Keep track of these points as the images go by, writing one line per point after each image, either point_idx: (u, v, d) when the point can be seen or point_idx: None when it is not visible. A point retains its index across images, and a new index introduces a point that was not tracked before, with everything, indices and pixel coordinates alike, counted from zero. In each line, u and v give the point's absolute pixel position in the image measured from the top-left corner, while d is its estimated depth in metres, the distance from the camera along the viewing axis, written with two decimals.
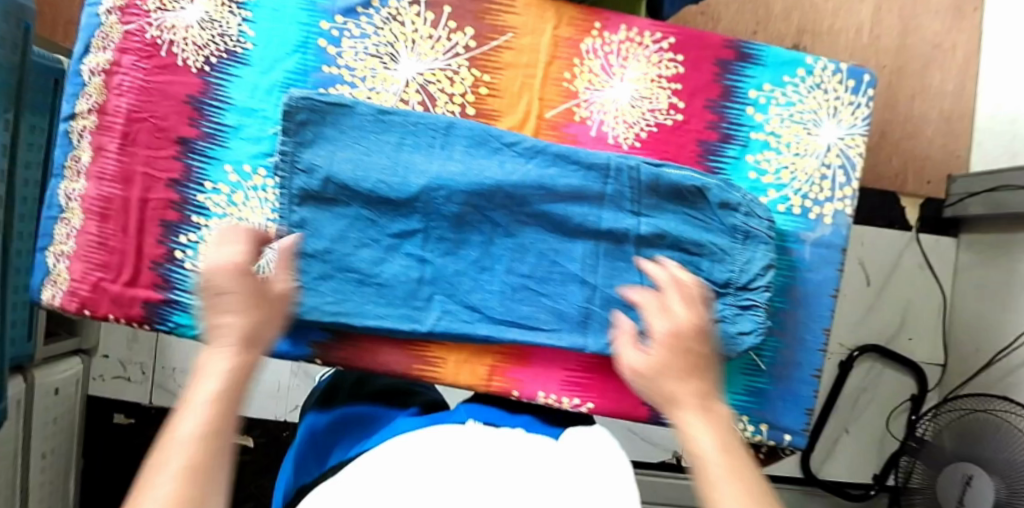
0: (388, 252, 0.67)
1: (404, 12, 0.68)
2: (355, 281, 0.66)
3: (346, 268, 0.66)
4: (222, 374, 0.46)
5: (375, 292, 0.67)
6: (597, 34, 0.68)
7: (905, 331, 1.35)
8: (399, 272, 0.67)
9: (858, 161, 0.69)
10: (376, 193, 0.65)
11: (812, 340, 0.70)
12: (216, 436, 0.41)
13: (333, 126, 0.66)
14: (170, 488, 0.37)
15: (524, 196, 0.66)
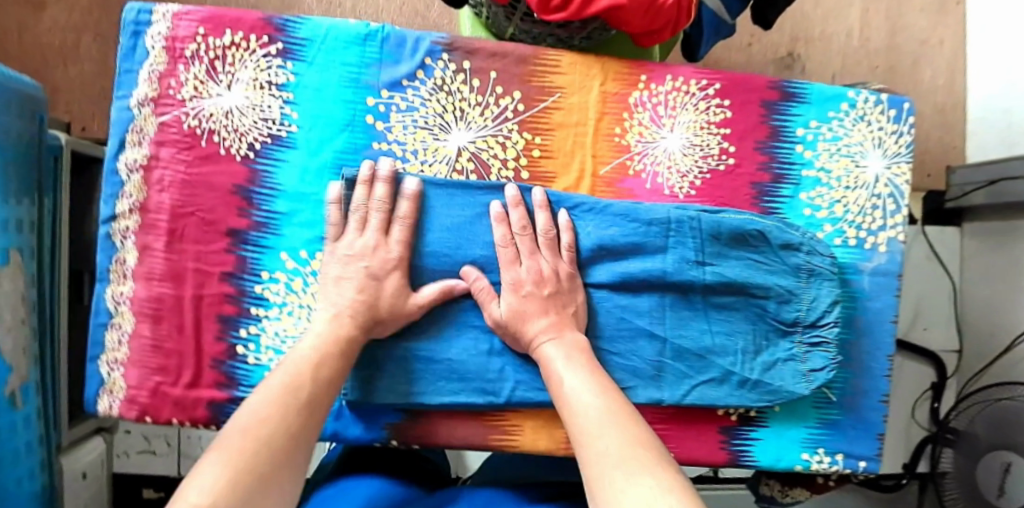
0: (456, 326, 0.66)
1: (450, 81, 0.67)
2: (424, 360, 0.65)
3: (415, 348, 0.65)
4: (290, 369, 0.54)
5: (447, 369, 0.65)
6: (644, 87, 0.69)
7: (920, 321, 1.36)
8: (469, 345, 0.66)
9: (906, 189, 0.71)
10: (441, 269, 0.64)
11: (878, 367, 0.71)
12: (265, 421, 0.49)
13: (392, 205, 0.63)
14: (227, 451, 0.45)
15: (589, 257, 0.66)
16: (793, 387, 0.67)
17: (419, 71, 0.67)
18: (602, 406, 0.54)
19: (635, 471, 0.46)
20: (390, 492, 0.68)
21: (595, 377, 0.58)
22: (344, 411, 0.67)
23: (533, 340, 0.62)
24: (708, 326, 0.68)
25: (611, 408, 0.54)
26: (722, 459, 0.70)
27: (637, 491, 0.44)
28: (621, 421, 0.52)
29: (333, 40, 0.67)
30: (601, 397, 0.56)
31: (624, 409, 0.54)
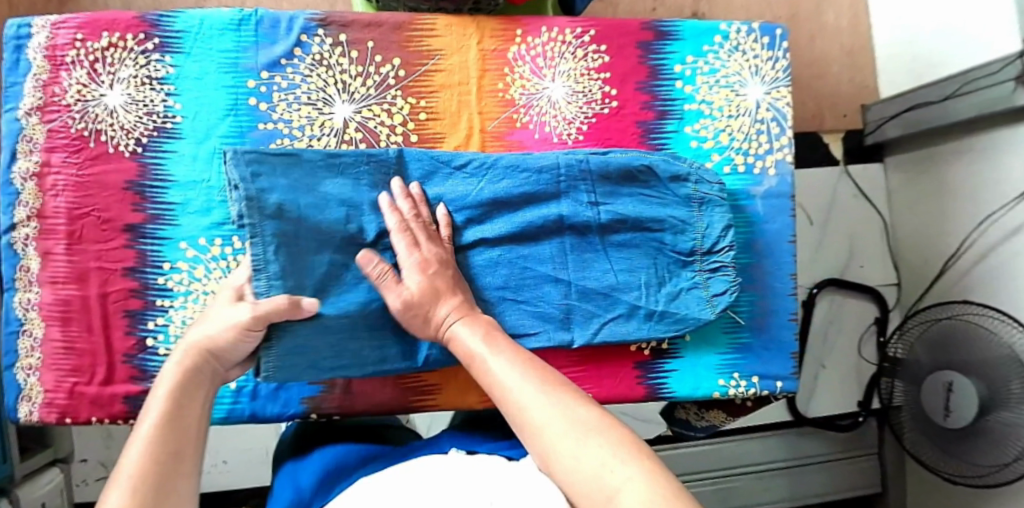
0: (372, 292, 0.65)
1: (329, 55, 0.68)
2: (348, 326, 0.64)
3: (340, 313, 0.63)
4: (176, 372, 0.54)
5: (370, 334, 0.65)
6: (521, 41, 0.71)
7: (855, 259, 1.39)
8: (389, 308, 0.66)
9: (787, 111, 0.74)
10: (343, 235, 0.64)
11: (782, 286, 0.73)
12: (171, 424, 0.51)
13: (287, 175, 0.63)
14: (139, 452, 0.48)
15: (485, 211, 0.67)
16: (690, 316, 0.69)
17: (296, 49, 0.68)
18: (523, 379, 0.54)
19: (581, 441, 0.48)
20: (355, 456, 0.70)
21: (504, 348, 0.58)
22: (259, 391, 0.67)
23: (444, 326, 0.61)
24: (609, 265, 0.69)
25: (534, 376, 0.54)
26: (638, 395, 0.71)
27: (585, 461, 0.47)
28: (551, 386, 0.53)
29: (208, 29, 0.69)
30: (518, 368, 0.55)
31: (545, 375, 0.54)
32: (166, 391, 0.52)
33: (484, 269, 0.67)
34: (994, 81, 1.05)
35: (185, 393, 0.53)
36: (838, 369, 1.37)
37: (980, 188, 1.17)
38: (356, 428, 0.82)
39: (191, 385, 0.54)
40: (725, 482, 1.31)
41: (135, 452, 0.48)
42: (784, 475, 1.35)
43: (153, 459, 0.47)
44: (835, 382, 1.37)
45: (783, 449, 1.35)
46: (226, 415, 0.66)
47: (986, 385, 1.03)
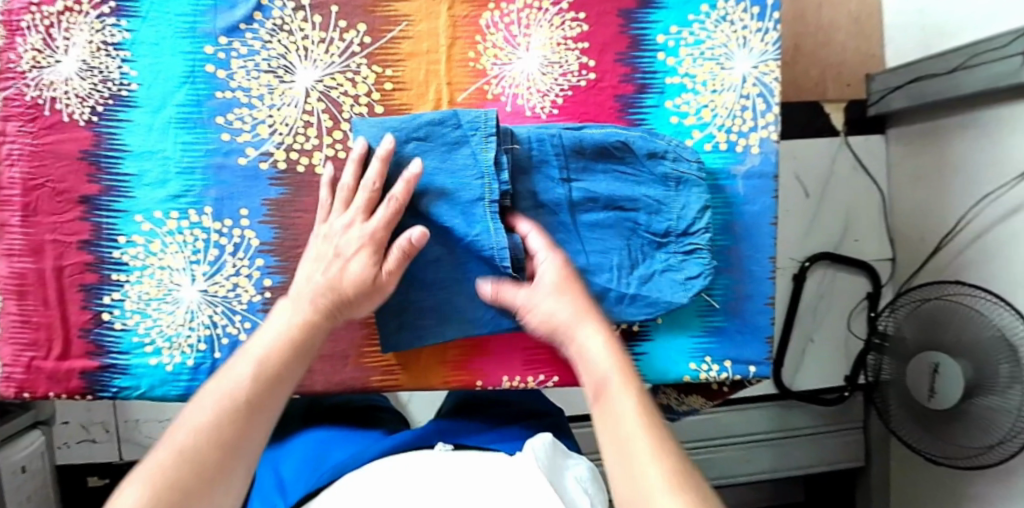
0: None
1: (290, 20, 0.64)
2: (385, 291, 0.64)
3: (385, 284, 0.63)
4: (298, 314, 0.54)
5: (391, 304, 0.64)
6: (495, 7, 0.67)
7: (849, 235, 1.36)
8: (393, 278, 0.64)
9: (775, 87, 0.69)
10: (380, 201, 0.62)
11: (759, 271, 0.71)
12: (284, 362, 0.51)
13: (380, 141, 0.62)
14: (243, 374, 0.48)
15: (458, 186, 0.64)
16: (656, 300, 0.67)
17: (256, 13, 0.64)
18: (636, 428, 0.44)
19: None
20: (328, 443, 0.70)
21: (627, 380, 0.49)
22: (217, 369, 0.65)
23: (560, 325, 0.55)
24: (582, 246, 0.67)
25: (654, 431, 0.44)
26: None
27: None
28: (661, 447, 0.42)
29: None
30: (632, 408, 0.46)
31: (663, 434, 0.44)
32: (269, 344, 0.51)
33: (455, 239, 0.62)
34: (1002, 55, 1.00)
35: (308, 337, 0.53)
36: (826, 346, 1.36)
37: (978, 166, 1.12)
38: (328, 407, 0.80)
39: (309, 334, 0.53)
40: (707, 455, 1.29)
41: (237, 372, 0.49)
42: (770, 448, 1.31)
43: (222, 414, 0.46)
44: (821, 358, 1.36)
45: (770, 422, 1.32)
46: (183, 392, 0.65)
47: (973, 367, 0.99)
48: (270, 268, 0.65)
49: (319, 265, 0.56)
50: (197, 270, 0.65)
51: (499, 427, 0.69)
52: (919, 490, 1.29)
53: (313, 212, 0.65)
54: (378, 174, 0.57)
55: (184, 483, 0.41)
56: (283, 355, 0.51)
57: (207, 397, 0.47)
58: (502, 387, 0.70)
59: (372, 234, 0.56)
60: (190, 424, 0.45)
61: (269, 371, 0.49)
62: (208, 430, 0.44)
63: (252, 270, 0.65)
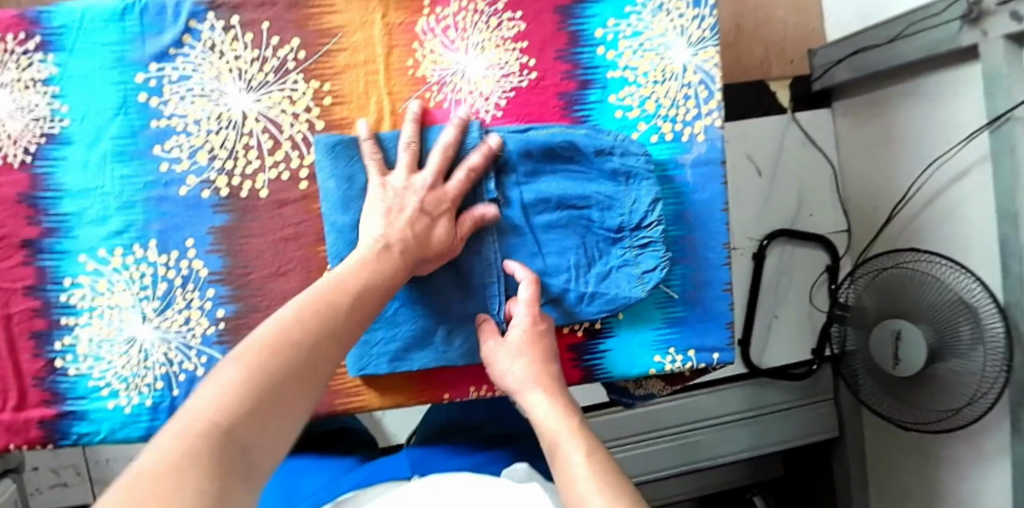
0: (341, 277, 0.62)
1: (221, 41, 0.63)
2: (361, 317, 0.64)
3: None
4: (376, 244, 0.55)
5: None
6: (429, 12, 0.66)
7: (804, 209, 1.38)
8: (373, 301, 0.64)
9: (716, 73, 0.70)
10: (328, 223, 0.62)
11: (715, 257, 0.72)
12: (364, 288, 0.52)
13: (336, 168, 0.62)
14: (329, 291, 0.50)
15: None
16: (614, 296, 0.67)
17: (185, 37, 0.63)
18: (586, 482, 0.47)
19: None
20: (300, 471, 0.69)
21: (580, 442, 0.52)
22: (177, 405, 0.64)
23: (516, 390, 0.58)
24: (539, 248, 0.67)
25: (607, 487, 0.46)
26: (574, 377, 0.69)
27: None
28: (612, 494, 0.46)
29: (90, 21, 0.62)
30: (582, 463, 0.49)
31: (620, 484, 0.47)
32: (351, 267, 0.53)
33: None
34: (940, 21, 1.02)
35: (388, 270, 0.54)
36: (791, 321, 1.38)
37: (925, 131, 1.15)
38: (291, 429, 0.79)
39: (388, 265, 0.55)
40: (686, 438, 1.31)
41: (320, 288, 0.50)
42: (748, 425, 1.34)
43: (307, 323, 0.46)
44: (788, 332, 1.38)
45: (746, 400, 1.34)
46: (145, 432, 0.63)
47: (934, 332, 1.01)
48: (221, 298, 0.64)
49: (393, 215, 0.57)
50: (149, 306, 0.63)
51: (460, 454, 0.71)
52: (896, 452, 1.32)
53: (262, 236, 0.64)
54: (454, 143, 0.62)
55: (277, 375, 0.41)
56: (361, 280, 0.52)
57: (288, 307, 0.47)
58: (469, 398, 0.69)
59: (450, 194, 0.60)
60: (275, 326, 0.45)
61: (347, 295, 0.50)
62: (296, 334, 0.45)
63: (203, 301, 0.64)
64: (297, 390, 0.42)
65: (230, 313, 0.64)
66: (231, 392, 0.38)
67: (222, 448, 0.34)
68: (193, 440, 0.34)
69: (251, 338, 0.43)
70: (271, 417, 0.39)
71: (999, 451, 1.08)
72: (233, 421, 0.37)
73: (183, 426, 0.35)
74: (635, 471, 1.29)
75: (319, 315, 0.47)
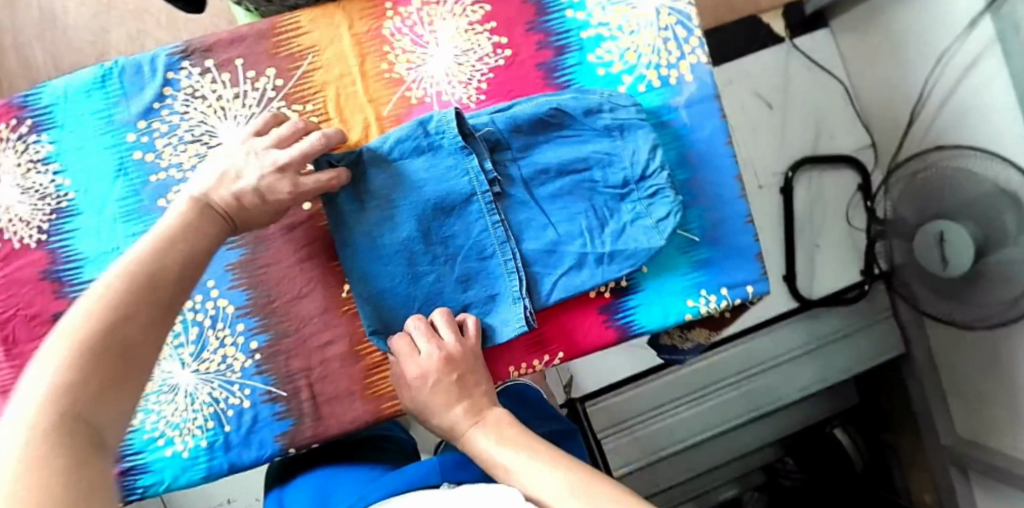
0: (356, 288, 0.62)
1: (201, 85, 0.65)
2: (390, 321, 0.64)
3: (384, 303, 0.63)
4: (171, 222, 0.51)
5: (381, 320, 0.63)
6: (393, 13, 0.66)
7: (823, 132, 1.29)
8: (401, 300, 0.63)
9: (690, 11, 0.69)
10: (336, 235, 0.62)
11: (727, 193, 0.70)
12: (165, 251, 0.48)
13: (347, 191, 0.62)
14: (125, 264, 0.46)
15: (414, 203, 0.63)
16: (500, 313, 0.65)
17: (165, 89, 0.64)
18: (530, 464, 0.56)
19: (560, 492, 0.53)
20: (331, 481, 0.72)
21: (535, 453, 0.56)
22: (231, 442, 0.65)
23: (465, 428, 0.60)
24: (547, 220, 0.66)
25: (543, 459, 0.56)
26: (611, 337, 0.68)
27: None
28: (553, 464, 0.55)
29: (74, 94, 0.65)
30: (533, 461, 0.56)
31: (566, 459, 0.55)
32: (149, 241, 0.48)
33: (439, 238, 0.64)
34: None
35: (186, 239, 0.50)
36: (834, 245, 1.30)
37: (927, 30, 1.09)
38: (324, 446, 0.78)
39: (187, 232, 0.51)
40: (744, 387, 1.29)
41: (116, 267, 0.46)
42: (809, 360, 1.30)
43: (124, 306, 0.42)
44: (833, 258, 1.30)
45: (801, 335, 1.30)
46: (206, 474, 0.64)
47: (978, 227, 0.97)
48: (252, 330, 0.65)
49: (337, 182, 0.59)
50: (185, 352, 0.65)
51: (466, 464, 0.66)
52: (963, 361, 1.27)
53: (278, 262, 0.65)
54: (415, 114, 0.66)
55: (89, 378, 0.38)
56: (183, 254, 0.49)
57: (92, 291, 0.43)
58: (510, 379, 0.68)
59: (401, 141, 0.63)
60: (77, 321, 0.41)
61: (171, 270, 0.47)
62: (112, 320, 0.41)
63: (235, 336, 0.65)
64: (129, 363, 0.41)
65: (263, 344, 0.65)
66: (42, 406, 0.34)
67: (76, 458, 0.32)
68: (46, 460, 0.31)
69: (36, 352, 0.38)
70: (98, 421, 0.37)
71: None
72: (72, 430, 0.34)
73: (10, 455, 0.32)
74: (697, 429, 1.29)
75: (136, 290, 0.44)
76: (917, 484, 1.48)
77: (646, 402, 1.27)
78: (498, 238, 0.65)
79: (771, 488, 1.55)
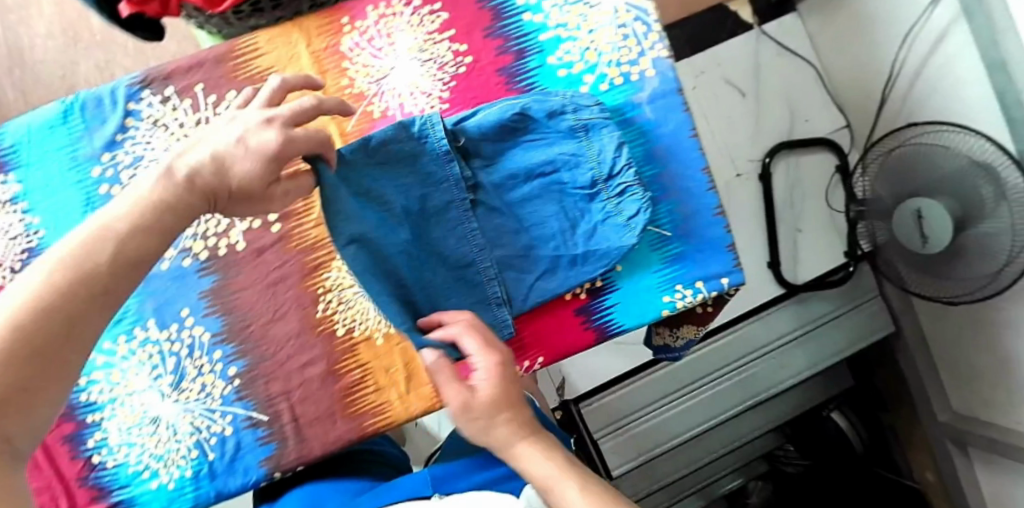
0: None
1: (162, 114, 0.65)
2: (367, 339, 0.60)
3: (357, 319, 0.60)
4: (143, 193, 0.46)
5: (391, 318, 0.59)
6: (351, 28, 0.66)
7: (798, 116, 1.29)
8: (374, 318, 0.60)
9: (647, 6, 0.69)
10: None
11: (697, 185, 0.70)
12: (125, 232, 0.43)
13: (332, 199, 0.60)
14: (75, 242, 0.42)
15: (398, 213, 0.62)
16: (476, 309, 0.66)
17: (127, 120, 0.65)
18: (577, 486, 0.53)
19: None
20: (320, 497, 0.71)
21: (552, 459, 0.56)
22: (216, 470, 0.64)
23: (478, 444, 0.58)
24: (520, 225, 0.67)
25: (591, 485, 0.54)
26: (590, 339, 0.68)
27: None
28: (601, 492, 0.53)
29: (37, 132, 0.65)
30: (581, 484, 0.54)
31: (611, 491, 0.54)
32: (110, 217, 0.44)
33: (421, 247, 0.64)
34: None
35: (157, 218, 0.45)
36: (816, 229, 1.30)
37: (892, 7, 1.10)
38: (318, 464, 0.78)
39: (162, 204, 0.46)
40: (738, 376, 1.29)
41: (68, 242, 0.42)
42: (800, 345, 1.30)
43: (52, 302, 0.38)
44: (815, 242, 1.30)
45: (792, 320, 1.30)
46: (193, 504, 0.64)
47: (957, 204, 0.97)
48: (230, 357, 0.65)
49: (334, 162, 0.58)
50: (165, 383, 0.65)
51: (471, 471, 0.67)
52: (954, 335, 1.26)
53: (250, 287, 0.65)
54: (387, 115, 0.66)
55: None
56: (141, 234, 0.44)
57: (27, 280, 0.39)
58: None
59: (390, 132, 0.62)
60: (0, 316, 0.37)
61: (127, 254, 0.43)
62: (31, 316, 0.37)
63: (213, 364, 0.65)
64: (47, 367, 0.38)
65: (243, 369, 0.65)
66: None
67: None
68: None
69: None
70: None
71: None
72: None
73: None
74: (693, 422, 1.29)
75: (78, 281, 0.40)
76: (919, 463, 1.50)
77: (642, 398, 1.27)
78: (477, 246, 0.65)
79: (776, 475, 1.58)
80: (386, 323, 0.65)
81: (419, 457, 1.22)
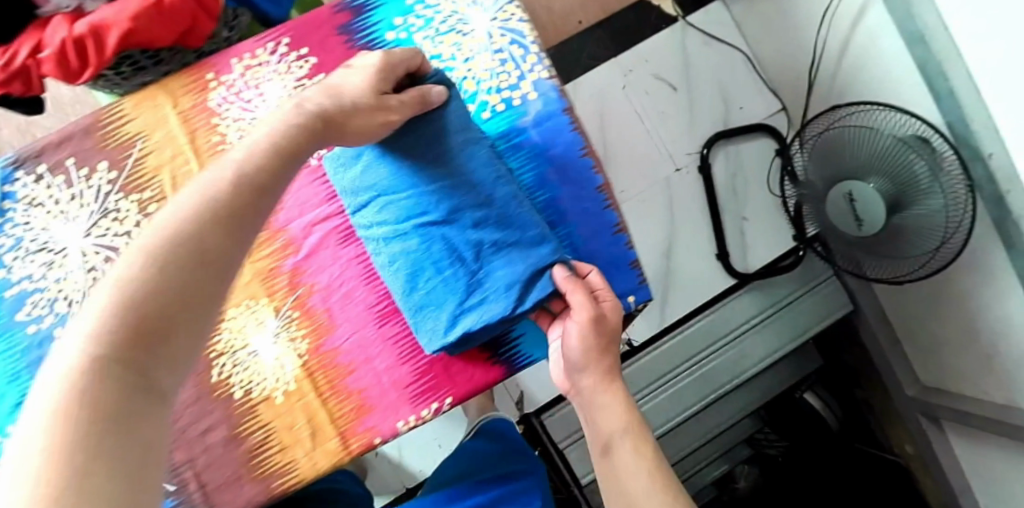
0: None
1: (38, 192, 0.63)
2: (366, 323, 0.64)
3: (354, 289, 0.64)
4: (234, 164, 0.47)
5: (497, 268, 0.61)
6: (216, 84, 0.64)
7: (733, 104, 1.28)
8: None
9: (523, 26, 0.67)
10: None
11: (593, 204, 0.68)
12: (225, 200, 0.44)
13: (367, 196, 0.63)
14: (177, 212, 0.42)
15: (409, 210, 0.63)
16: (454, 314, 0.61)
17: (4, 202, 0.63)
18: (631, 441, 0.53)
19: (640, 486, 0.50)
20: None
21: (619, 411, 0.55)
22: None
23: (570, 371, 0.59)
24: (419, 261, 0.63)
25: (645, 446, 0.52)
26: (497, 374, 0.67)
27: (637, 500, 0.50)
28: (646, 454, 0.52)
29: None
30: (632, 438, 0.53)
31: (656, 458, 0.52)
32: (200, 190, 0.44)
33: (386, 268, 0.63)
34: None
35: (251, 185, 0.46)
36: (762, 216, 1.28)
37: None
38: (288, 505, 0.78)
39: (259, 172, 0.47)
40: (699, 370, 1.23)
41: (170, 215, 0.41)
42: (759, 334, 1.24)
43: (165, 267, 0.38)
44: (763, 229, 1.28)
45: (755, 304, 1.25)
46: None
47: (890, 182, 0.91)
48: None
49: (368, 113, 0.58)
50: None
51: (453, 502, 0.77)
52: (918, 314, 1.20)
53: None
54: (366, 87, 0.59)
55: (120, 356, 0.33)
56: (242, 198, 0.45)
57: (134, 256, 0.38)
58: (402, 434, 0.65)
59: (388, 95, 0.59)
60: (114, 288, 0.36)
61: (227, 216, 0.43)
62: (146, 285, 0.37)
63: None
64: (183, 323, 0.37)
65: None
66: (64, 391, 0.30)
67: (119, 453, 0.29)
68: (83, 456, 0.28)
69: (66, 333, 0.35)
70: (142, 389, 0.33)
71: (1006, 272, 0.92)
72: (106, 412, 0.30)
73: (56, 380, 0.31)
74: (658, 422, 1.21)
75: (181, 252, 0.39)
76: (898, 437, 1.43)
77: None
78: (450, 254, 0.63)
79: (760, 459, 1.51)
80: (284, 381, 0.65)
81: (385, 487, 1.21)
